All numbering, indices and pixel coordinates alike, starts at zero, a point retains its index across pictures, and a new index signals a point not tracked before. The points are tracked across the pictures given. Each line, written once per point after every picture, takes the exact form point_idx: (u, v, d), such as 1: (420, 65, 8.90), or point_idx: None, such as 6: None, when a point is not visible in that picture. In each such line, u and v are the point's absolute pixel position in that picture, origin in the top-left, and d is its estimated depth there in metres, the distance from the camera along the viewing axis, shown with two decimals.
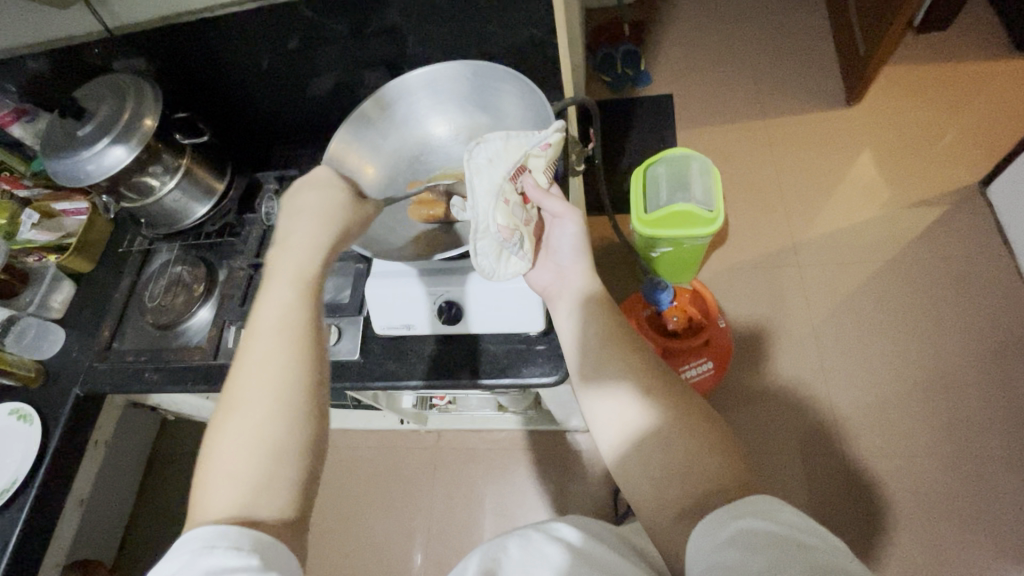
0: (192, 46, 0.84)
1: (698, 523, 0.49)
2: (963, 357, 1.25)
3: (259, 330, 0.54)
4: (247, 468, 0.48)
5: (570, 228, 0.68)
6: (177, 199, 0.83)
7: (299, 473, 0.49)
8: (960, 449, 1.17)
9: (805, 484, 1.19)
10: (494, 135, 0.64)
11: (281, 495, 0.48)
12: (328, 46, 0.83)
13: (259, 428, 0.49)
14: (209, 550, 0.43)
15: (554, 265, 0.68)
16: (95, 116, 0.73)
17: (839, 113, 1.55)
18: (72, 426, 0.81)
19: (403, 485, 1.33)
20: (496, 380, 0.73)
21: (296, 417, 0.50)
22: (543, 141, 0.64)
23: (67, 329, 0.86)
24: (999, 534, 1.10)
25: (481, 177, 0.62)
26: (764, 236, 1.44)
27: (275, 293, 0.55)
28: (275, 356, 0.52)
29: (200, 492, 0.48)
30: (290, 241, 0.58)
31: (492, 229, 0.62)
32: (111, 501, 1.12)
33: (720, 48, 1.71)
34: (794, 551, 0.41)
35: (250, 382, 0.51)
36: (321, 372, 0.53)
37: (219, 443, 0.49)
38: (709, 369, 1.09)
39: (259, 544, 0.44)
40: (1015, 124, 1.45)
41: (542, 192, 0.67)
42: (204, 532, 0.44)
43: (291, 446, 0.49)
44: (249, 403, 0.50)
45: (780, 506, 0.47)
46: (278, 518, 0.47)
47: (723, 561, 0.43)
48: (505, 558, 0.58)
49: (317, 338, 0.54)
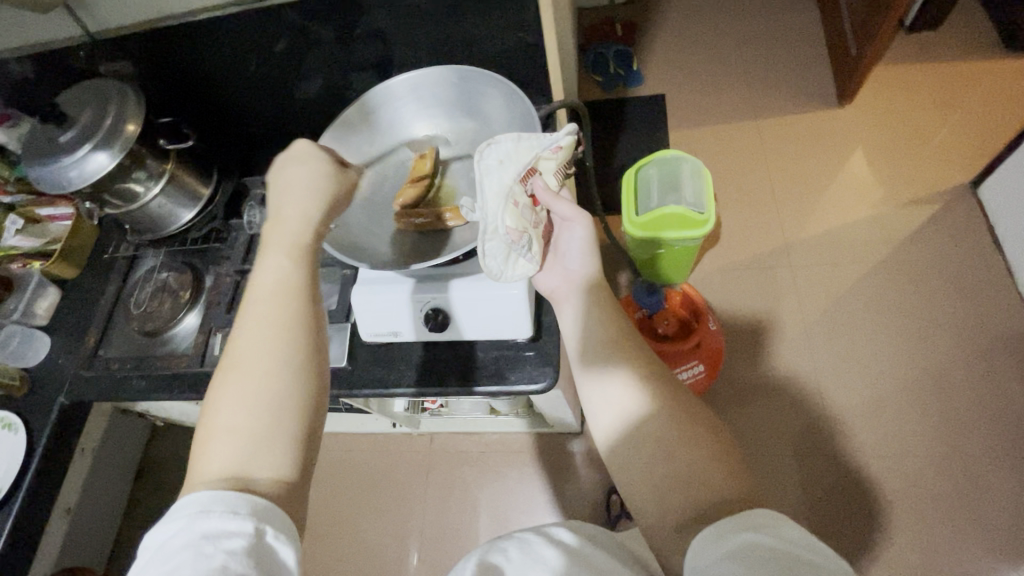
0: (176, 50, 0.83)
1: (700, 533, 0.49)
2: (955, 356, 1.25)
3: (259, 293, 0.54)
4: (247, 422, 0.48)
5: (579, 232, 0.70)
6: (163, 204, 0.82)
7: (299, 431, 0.49)
8: (952, 448, 1.18)
9: (798, 484, 1.19)
10: (506, 137, 0.65)
11: (281, 451, 0.48)
12: (314, 50, 0.83)
13: (259, 385, 0.49)
14: (206, 515, 0.43)
15: (562, 269, 0.70)
16: (76, 122, 0.72)
17: (830, 112, 1.55)
18: (58, 435, 0.80)
19: (395, 489, 1.32)
20: (486, 387, 0.72)
21: (297, 373, 0.50)
22: (554, 144, 0.66)
23: (52, 336, 0.86)
24: (991, 533, 1.10)
25: (491, 178, 0.64)
26: (756, 237, 1.44)
27: (271, 260, 0.55)
28: (275, 317, 0.52)
29: (201, 447, 0.48)
30: (286, 212, 0.58)
31: (501, 230, 0.63)
32: (101, 508, 1.12)
33: (711, 48, 1.71)
34: (798, 569, 0.41)
35: (251, 340, 0.51)
36: (318, 332, 0.54)
37: (219, 399, 0.49)
38: (700, 372, 1.10)
39: (255, 507, 0.44)
40: (1004, 123, 1.45)
41: (552, 195, 0.69)
42: (201, 497, 0.44)
43: (290, 401, 0.49)
44: (250, 359, 0.50)
45: (784, 521, 0.47)
46: (280, 471, 0.47)
47: (724, 572, 0.43)
48: (504, 560, 0.58)
49: (314, 300, 0.55)
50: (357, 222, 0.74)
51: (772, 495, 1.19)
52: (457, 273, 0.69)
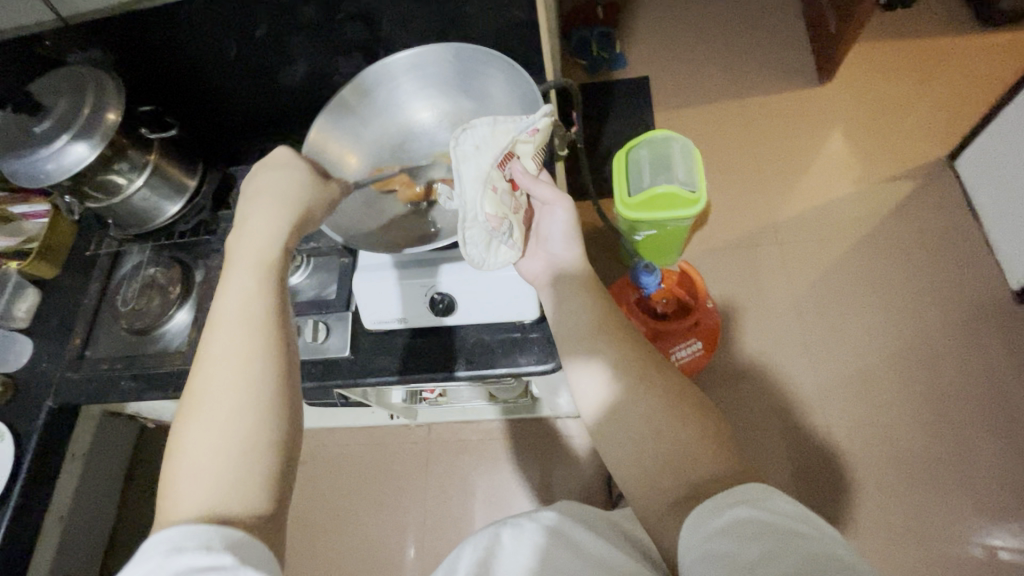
0: (151, 36, 0.79)
1: (692, 511, 0.50)
2: (937, 326, 1.28)
3: (222, 322, 0.52)
4: (215, 464, 0.46)
5: (560, 214, 0.67)
6: (147, 197, 0.79)
7: (269, 465, 0.47)
8: (938, 415, 1.21)
9: (791, 457, 1.22)
10: (480, 121, 0.63)
11: (253, 487, 0.46)
12: (298, 34, 0.80)
13: (226, 421, 0.47)
14: (177, 554, 0.40)
15: (545, 253, 0.68)
16: (52, 111, 0.68)
17: (811, 91, 1.57)
18: (45, 440, 0.77)
19: (394, 481, 1.31)
20: (494, 370, 0.71)
21: (267, 406, 0.49)
22: (531, 126, 0.63)
23: (33, 338, 0.82)
24: (975, 495, 1.14)
25: (469, 165, 0.61)
26: (744, 216, 1.45)
27: (237, 285, 0.54)
28: (242, 347, 0.50)
29: (165, 494, 0.46)
30: (252, 235, 0.56)
31: (481, 217, 0.61)
32: (94, 515, 1.09)
33: (694, 30, 1.71)
34: (786, 538, 0.42)
35: (217, 372, 0.49)
36: (289, 358, 0.52)
37: (185, 440, 0.47)
38: (699, 350, 1.11)
39: (230, 542, 0.42)
40: (977, 98, 1.49)
41: (531, 178, 0.66)
42: (171, 536, 0.42)
43: (261, 436, 0.48)
44: (216, 396, 0.48)
45: (776, 494, 0.47)
46: (250, 511, 0.45)
47: (716, 548, 0.44)
48: (498, 549, 0.59)
49: (282, 320, 0.53)
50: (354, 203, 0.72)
51: (765, 469, 1.21)
52: (455, 257, 0.68)
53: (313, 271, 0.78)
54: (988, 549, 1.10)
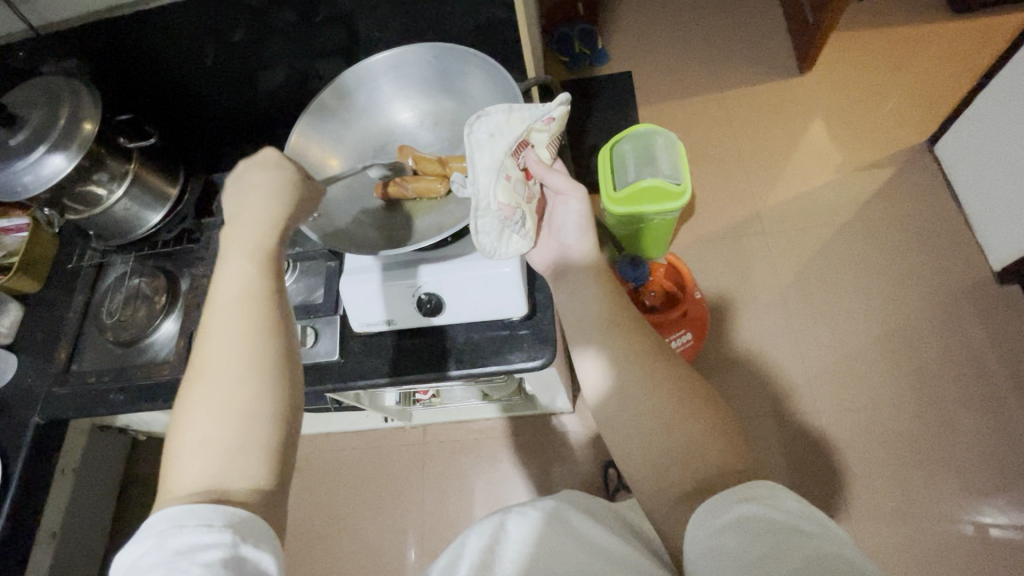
0: (126, 46, 0.79)
1: (701, 504, 0.50)
2: (922, 309, 1.30)
3: (221, 301, 0.51)
4: (217, 436, 0.46)
5: (574, 205, 0.69)
6: (127, 207, 0.78)
7: (271, 443, 0.47)
8: (925, 398, 1.22)
9: (783, 444, 1.22)
10: (495, 108, 0.63)
11: (253, 462, 0.46)
12: (274, 37, 0.80)
13: (226, 399, 0.47)
14: (178, 530, 0.41)
15: (557, 243, 0.70)
16: (27, 122, 0.68)
17: (792, 81, 1.58)
18: (32, 459, 0.76)
19: (391, 483, 1.31)
20: (484, 368, 0.71)
21: (267, 382, 0.48)
22: (546, 115, 0.65)
23: (17, 354, 0.80)
24: (965, 476, 1.15)
25: (483, 153, 0.62)
26: (729, 205, 1.46)
27: (233, 267, 0.53)
28: (241, 326, 0.49)
29: (170, 464, 0.46)
30: (245, 224, 0.54)
31: (494, 207, 0.61)
32: (89, 529, 1.08)
33: (674, 23, 1.72)
34: (796, 540, 0.42)
35: (218, 349, 0.49)
36: (290, 338, 0.51)
37: (187, 417, 0.47)
38: (689, 340, 1.12)
39: (232, 520, 0.42)
40: (954, 82, 1.51)
41: (545, 167, 0.68)
42: (173, 510, 0.42)
43: (262, 413, 0.47)
44: (213, 374, 0.48)
45: (784, 492, 0.48)
46: (252, 487, 0.45)
47: (724, 545, 0.44)
48: (506, 537, 0.59)
49: (280, 304, 0.52)
50: (340, 209, 0.72)
51: (759, 456, 1.22)
52: (439, 257, 0.68)
53: (300, 276, 0.78)
54: (979, 526, 1.11)
